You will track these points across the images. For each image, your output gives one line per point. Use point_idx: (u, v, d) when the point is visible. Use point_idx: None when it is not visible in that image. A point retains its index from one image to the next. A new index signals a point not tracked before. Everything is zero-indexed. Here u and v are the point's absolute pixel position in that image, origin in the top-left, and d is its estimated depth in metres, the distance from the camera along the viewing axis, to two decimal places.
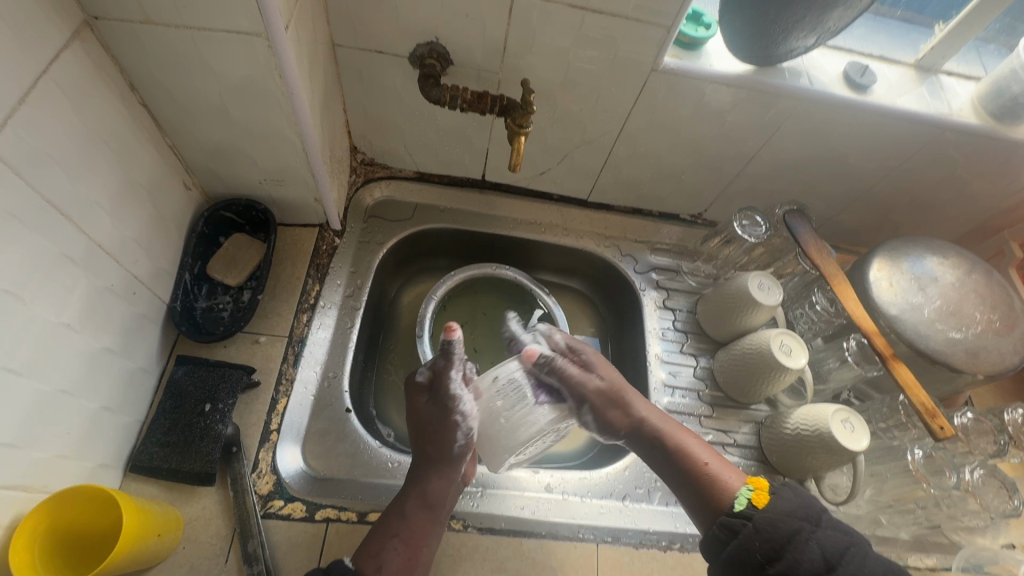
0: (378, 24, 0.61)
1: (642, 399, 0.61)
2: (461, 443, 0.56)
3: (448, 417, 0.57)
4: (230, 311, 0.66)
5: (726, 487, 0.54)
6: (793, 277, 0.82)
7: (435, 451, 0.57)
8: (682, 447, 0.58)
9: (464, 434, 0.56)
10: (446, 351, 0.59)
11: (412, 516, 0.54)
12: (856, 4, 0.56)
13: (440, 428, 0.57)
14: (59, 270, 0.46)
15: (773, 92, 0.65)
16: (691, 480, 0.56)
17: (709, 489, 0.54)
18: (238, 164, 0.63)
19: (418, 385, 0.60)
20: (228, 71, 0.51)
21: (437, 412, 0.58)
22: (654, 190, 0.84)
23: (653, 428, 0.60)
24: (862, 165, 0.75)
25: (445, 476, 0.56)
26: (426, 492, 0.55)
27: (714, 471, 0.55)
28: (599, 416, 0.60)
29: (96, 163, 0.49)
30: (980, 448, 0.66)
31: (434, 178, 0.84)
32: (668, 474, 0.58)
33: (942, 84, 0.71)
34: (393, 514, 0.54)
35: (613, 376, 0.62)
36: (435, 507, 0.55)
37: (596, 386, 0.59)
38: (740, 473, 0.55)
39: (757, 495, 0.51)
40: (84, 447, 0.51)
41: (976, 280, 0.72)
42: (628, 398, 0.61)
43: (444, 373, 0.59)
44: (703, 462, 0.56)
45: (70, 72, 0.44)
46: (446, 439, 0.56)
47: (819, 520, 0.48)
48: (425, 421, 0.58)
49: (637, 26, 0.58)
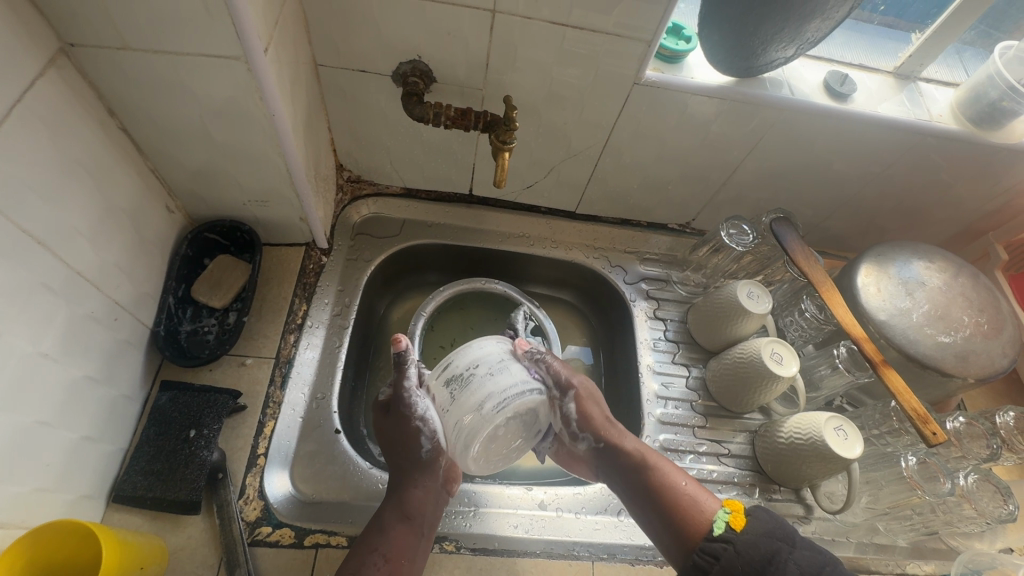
0: (359, 43, 0.61)
1: (616, 429, 0.62)
2: (427, 448, 0.56)
3: (409, 424, 0.56)
4: (215, 334, 0.65)
5: (705, 511, 0.54)
6: (782, 284, 0.82)
7: (406, 463, 0.57)
8: (660, 472, 0.58)
9: (429, 438, 0.56)
10: (401, 364, 0.56)
11: (391, 530, 0.54)
12: (832, 15, 0.57)
13: (406, 444, 0.57)
14: (36, 300, 0.45)
15: (755, 103, 0.65)
16: (669, 504, 0.56)
17: (687, 513, 0.54)
18: (221, 186, 0.62)
19: (381, 403, 0.60)
20: (208, 95, 0.51)
21: (397, 428, 0.57)
22: (642, 201, 0.84)
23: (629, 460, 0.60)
24: (847, 172, 0.76)
25: (423, 486, 0.57)
26: (404, 504, 0.56)
27: (692, 492, 0.56)
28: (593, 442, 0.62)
29: (75, 190, 0.48)
30: (973, 452, 0.65)
31: (421, 194, 0.84)
32: (646, 502, 0.57)
33: (921, 91, 0.72)
34: (373, 528, 0.54)
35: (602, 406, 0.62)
36: (415, 519, 0.55)
37: (585, 418, 0.61)
38: (714, 499, 0.56)
39: (735, 517, 0.52)
40: (64, 480, 0.50)
41: (963, 283, 0.73)
42: (610, 425, 0.62)
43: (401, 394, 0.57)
44: (681, 485, 0.57)
45: (46, 98, 0.44)
46: (411, 449, 0.57)
47: (795, 540, 0.49)
48: (389, 436, 0.59)
49: (617, 41, 0.59)
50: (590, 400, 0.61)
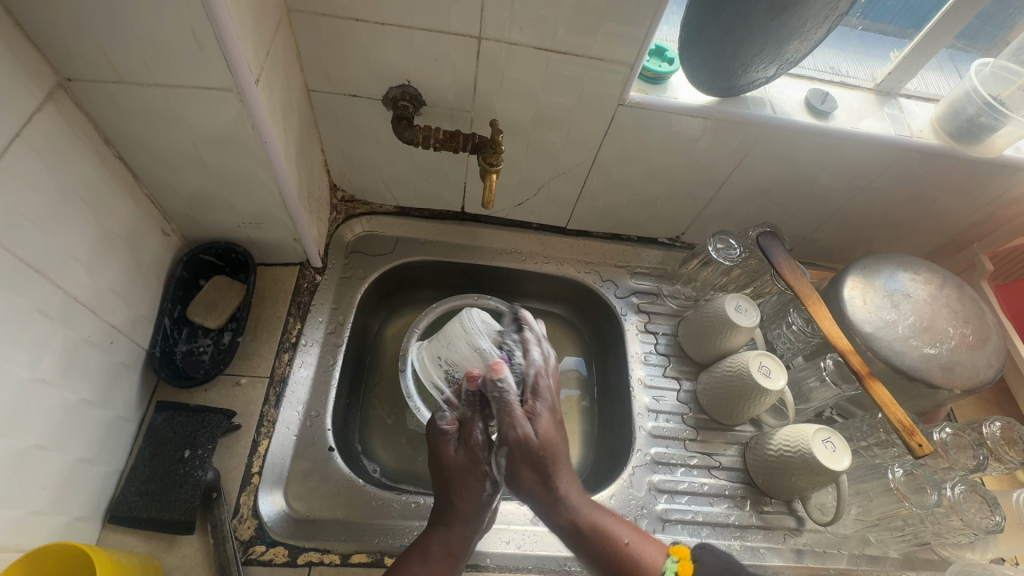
0: (350, 70, 0.63)
1: (560, 478, 0.56)
2: (489, 493, 0.57)
3: (473, 471, 0.57)
4: (210, 354, 0.66)
5: (651, 565, 0.55)
6: (771, 296, 0.83)
7: (458, 503, 0.56)
8: (604, 526, 0.56)
9: (491, 484, 0.57)
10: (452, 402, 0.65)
11: (434, 563, 0.53)
12: (811, 36, 0.58)
13: (468, 482, 0.57)
14: (34, 325, 0.47)
15: (738, 121, 0.67)
16: (611, 561, 0.55)
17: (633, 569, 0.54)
18: (216, 209, 0.64)
19: (439, 432, 0.59)
20: (202, 125, 0.52)
21: (464, 465, 0.57)
22: (632, 216, 0.85)
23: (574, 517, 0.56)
24: (832, 186, 0.77)
25: (469, 530, 0.56)
26: (450, 540, 0.55)
27: (636, 547, 0.55)
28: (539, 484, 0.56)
29: (72, 218, 0.50)
30: (960, 463, 0.66)
31: (414, 212, 0.85)
32: (586, 555, 0.56)
33: (901, 106, 0.74)
34: (414, 553, 0.54)
35: (546, 428, 0.56)
36: (458, 554, 0.55)
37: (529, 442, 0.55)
38: (658, 543, 0.57)
39: (683, 566, 0.54)
40: (59, 503, 0.51)
41: (948, 294, 0.74)
42: (556, 462, 0.55)
43: (468, 424, 0.58)
44: (625, 542, 0.56)
45: (43, 132, 0.45)
46: (473, 490, 0.56)
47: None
48: (450, 473, 0.57)
49: (600, 64, 0.61)
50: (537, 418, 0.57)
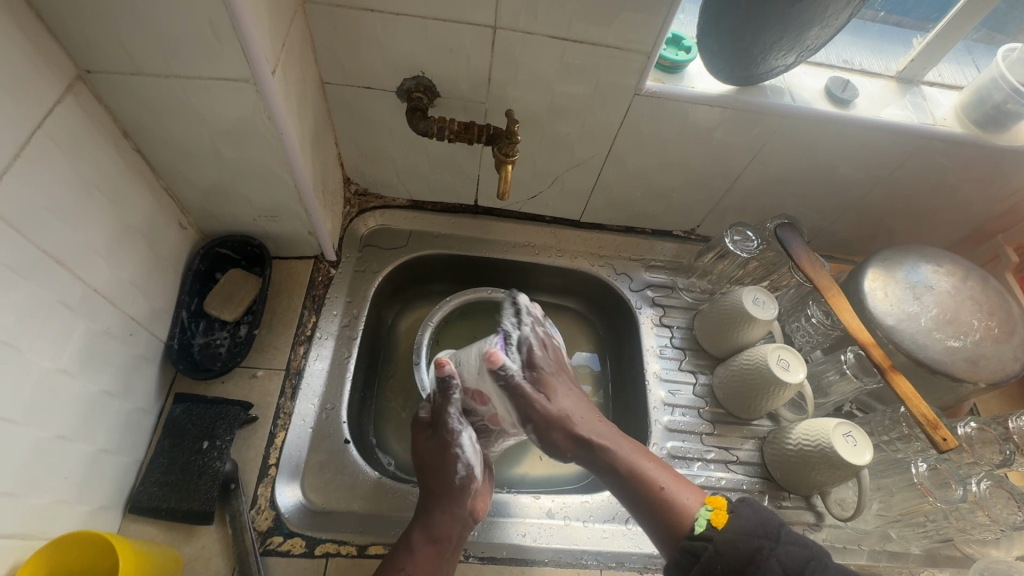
0: (365, 62, 0.63)
1: (593, 425, 0.60)
2: (462, 475, 0.59)
3: (447, 450, 0.60)
4: (227, 346, 0.67)
5: (686, 511, 0.53)
6: (789, 290, 0.82)
7: (437, 485, 0.59)
8: (638, 469, 0.57)
9: (464, 465, 0.59)
10: (444, 385, 0.61)
11: (419, 553, 0.55)
12: (832, 23, 0.57)
13: (441, 464, 0.60)
14: (57, 317, 0.47)
15: (756, 110, 0.66)
16: (648, 504, 0.55)
17: (670, 512, 0.54)
18: (233, 202, 0.64)
19: (421, 422, 0.63)
20: (219, 117, 0.52)
21: (435, 449, 0.61)
22: (647, 208, 0.85)
23: (609, 455, 0.58)
24: (852, 176, 0.76)
25: (452, 513, 0.58)
26: (430, 527, 0.57)
27: (670, 490, 0.55)
28: (563, 427, 0.60)
29: (93, 210, 0.50)
30: (985, 457, 0.65)
31: (427, 206, 0.85)
32: (626, 499, 0.57)
33: (924, 94, 0.72)
34: (400, 550, 0.55)
35: (566, 396, 0.62)
36: (442, 542, 0.56)
37: (556, 400, 0.61)
38: (697, 492, 0.55)
39: (717, 514, 0.51)
40: (81, 492, 0.51)
41: (972, 286, 0.72)
42: (575, 421, 0.60)
43: (442, 413, 0.61)
44: (660, 485, 0.55)
45: (65, 124, 0.46)
46: (445, 473, 0.59)
47: (777, 537, 0.49)
48: (423, 459, 0.61)
49: (616, 53, 0.60)
50: (563, 390, 0.63)
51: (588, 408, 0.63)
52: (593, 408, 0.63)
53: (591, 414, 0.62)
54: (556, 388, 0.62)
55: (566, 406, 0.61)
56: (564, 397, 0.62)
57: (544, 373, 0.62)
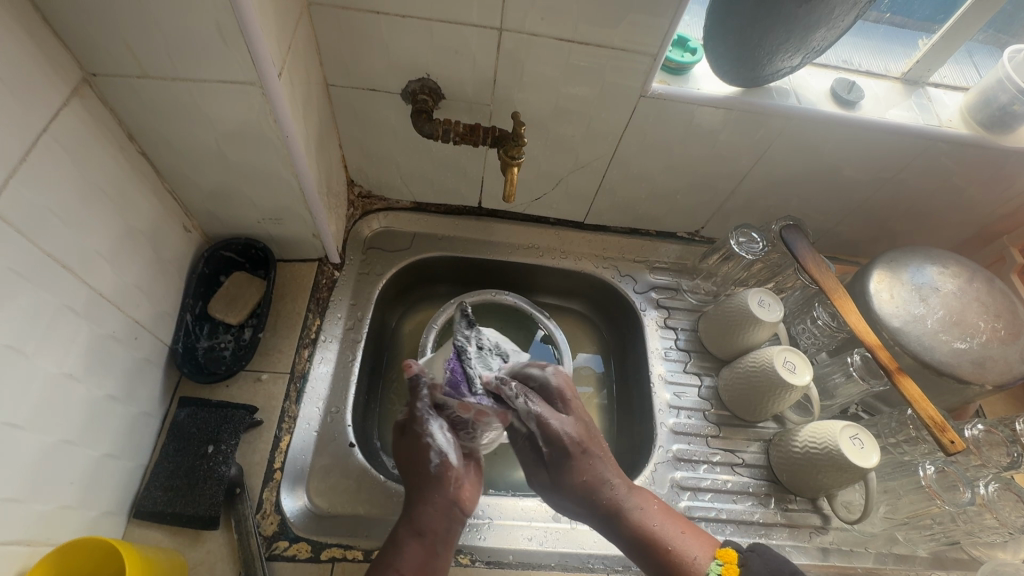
0: (369, 64, 0.62)
1: (610, 493, 0.56)
2: (437, 462, 0.56)
3: (419, 440, 0.57)
4: (231, 350, 0.66)
5: (696, 566, 0.53)
6: (794, 291, 0.81)
7: (415, 478, 0.56)
8: (648, 530, 0.55)
9: (437, 452, 0.56)
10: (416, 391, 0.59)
11: (403, 547, 0.51)
12: (838, 24, 0.57)
13: (417, 458, 0.57)
14: (62, 321, 0.47)
15: (761, 112, 0.66)
16: (657, 564, 0.54)
17: (678, 575, 0.53)
18: (237, 205, 0.64)
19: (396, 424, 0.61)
20: (224, 119, 0.52)
21: (410, 445, 0.58)
22: (651, 210, 0.84)
23: (621, 517, 0.56)
24: (857, 177, 0.75)
25: (433, 503, 0.54)
26: (415, 520, 0.53)
27: (680, 550, 0.54)
28: (574, 496, 0.57)
29: (97, 213, 0.50)
30: (993, 460, 0.65)
31: (431, 208, 0.85)
32: (636, 557, 0.56)
33: (930, 96, 0.72)
34: (386, 546, 0.52)
35: (585, 467, 0.57)
36: (426, 535, 0.53)
37: (569, 475, 0.57)
38: (707, 542, 0.55)
39: (728, 568, 0.52)
40: (86, 498, 0.51)
41: (977, 288, 0.72)
42: (589, 489, 0.57)
43: (411, 411, 0.59)
44: (669, 545, 0.54)
45: (70, 127, 0.46)
46: (421, 465, 0.56)
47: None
48: (401, 457, 0.58)
49: (622, 55, 0.60)
50: (581, 459, 0.57)
51: (610, 465, 0.58)
52: (616, 468, 0.58)
53: (607, 475, 0.57)
54: (571, 461, 0.57)
55: (582, 479, 0.57)
56: (582, 467, 0.57)
57: (563, 454, 0.57)
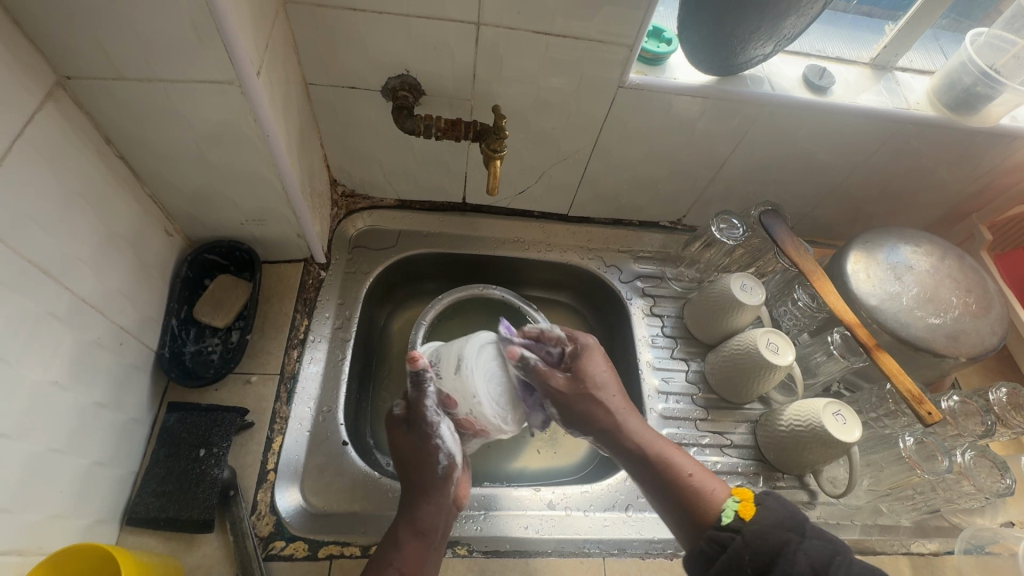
0: (348, 62, 0.62)
1: (622, 403, 0.61)
2: (444, 464, 0.58)
3: (427, 442, 0.58)
4: (219, 353, 0.66)
5: (714, 497, 0.54)
6: (774, 275, 0.83)
7: (420, 479, 0.58)
8: (664, 457, 0.58)
9: (446, 454, 0.58)
10: (418, 380, 0.57)
11: (404, 547, 0.54)
12: (807, 13, 0.58)
13: (421, 456, 0.58)
14: (45, 329, 0.46)
15: (737, 100, 0.67)
16: (673, 487, 0.56)
17: (697, 499, 0.54)
18: (219, 207, 0.63)
19: (396, 418, 0.60)
20: (203, 120, 0.52)
21: (416, 442, 0.58)
22: (633, 200, 0.85)
23: (634, 438, 0.59)
24: (831, 162, 0.78)
25: (436, 502, 0.57)
26: (416, 521, 0.55)
27: (698, 478, 0.56)
28: (581, 400, 0.60)
29: (77, 218, 0.49)
30: (969, 429, 0.67)
31: (415, 205, 0.85)
32: (652, 484, 0.57)
33: (898, 80, 0.74)
34: (385, 546, 0.54)
35: (605, 369, 0.62)
36: (428, 534, 0.55)
37: (579, 380, 0.61)
38: (721, 484, 0.56)
39: (744, 506, 0.51)
40: (76, 506, 0.50)
41: (949, 265, 0.74)
42: (599, 395, 0.61)
43: (418, 407, 0.58)
44: (686, 471, 0.57)
45: (45, 131, 0.45)
46: (426, 465, 0.58)
47: (805, 531, 0.48)
48: (404, 454, 0.59)
49: (598, 47, 0.60)
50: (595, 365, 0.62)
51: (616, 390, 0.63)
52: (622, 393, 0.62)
53: (615, 398, 0.62)
54: (593, 361, 0.62)
55: (593, 380, 0.61)
56: (601, 371, 0.62)
57: (577, 358, 0.62)
